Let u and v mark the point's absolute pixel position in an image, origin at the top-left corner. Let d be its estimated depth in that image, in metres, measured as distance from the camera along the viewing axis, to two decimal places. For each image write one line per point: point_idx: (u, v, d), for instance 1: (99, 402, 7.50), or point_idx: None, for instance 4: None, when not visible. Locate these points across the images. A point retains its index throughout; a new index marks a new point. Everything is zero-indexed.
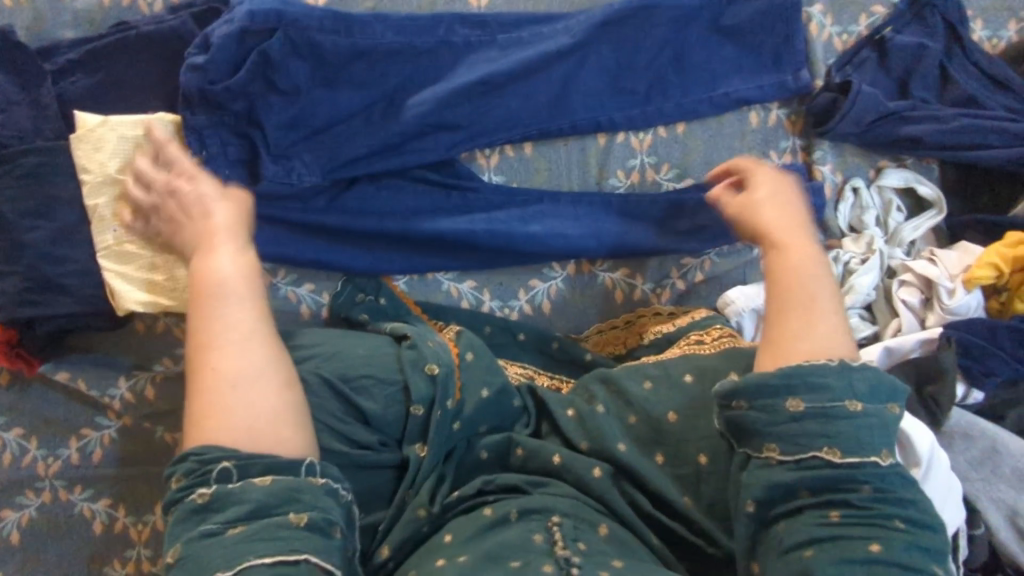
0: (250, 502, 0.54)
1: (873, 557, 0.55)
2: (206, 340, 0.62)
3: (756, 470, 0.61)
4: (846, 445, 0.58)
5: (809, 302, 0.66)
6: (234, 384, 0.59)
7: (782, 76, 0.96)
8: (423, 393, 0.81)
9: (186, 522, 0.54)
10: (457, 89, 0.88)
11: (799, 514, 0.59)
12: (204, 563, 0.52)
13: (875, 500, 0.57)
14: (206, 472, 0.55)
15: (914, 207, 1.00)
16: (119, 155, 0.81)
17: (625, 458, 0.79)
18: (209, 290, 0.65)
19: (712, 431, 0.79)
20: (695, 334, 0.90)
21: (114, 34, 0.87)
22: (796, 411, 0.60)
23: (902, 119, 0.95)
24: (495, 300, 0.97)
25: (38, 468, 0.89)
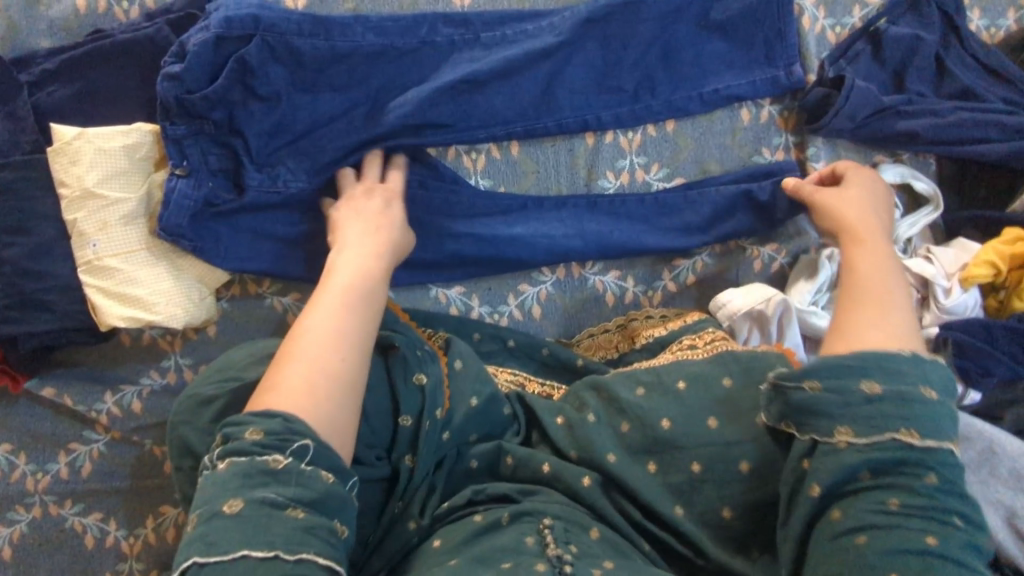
0: (315, 490, 0.58)
1: (929, 549, 0.59)
2: (333, 326, 0.68)
3: (825, 455, 0.65)
4: (924, 427, 0.63)
5: (883, 301, 0.73)
6: (338, 382, 0.65)
7: (775, 71, 0.94)
8: (412, 404, 0.81)
9: (249, 480, 0.57)
10: (440, 86, 0.86)
11: (858, 499, 0.63)
12: (262, 531, 0.54)
13: (936, 491, 0.62)
14: (286, 441, 0.59)
15: (910, 203, 0.97)
16: (97, 167, 0.79)
17: (616, 469, 0.78)
18: (358, 290, 0.73)
19: (705, 439, 0.78)
20: (687, 339, 0.89)
21: (90, 43, 0.85)
22: (872, 394, 0.64)
23: (899, 114, 0.93)
24: (484, 306, 0.96)
25: (28, 483, 0.88)
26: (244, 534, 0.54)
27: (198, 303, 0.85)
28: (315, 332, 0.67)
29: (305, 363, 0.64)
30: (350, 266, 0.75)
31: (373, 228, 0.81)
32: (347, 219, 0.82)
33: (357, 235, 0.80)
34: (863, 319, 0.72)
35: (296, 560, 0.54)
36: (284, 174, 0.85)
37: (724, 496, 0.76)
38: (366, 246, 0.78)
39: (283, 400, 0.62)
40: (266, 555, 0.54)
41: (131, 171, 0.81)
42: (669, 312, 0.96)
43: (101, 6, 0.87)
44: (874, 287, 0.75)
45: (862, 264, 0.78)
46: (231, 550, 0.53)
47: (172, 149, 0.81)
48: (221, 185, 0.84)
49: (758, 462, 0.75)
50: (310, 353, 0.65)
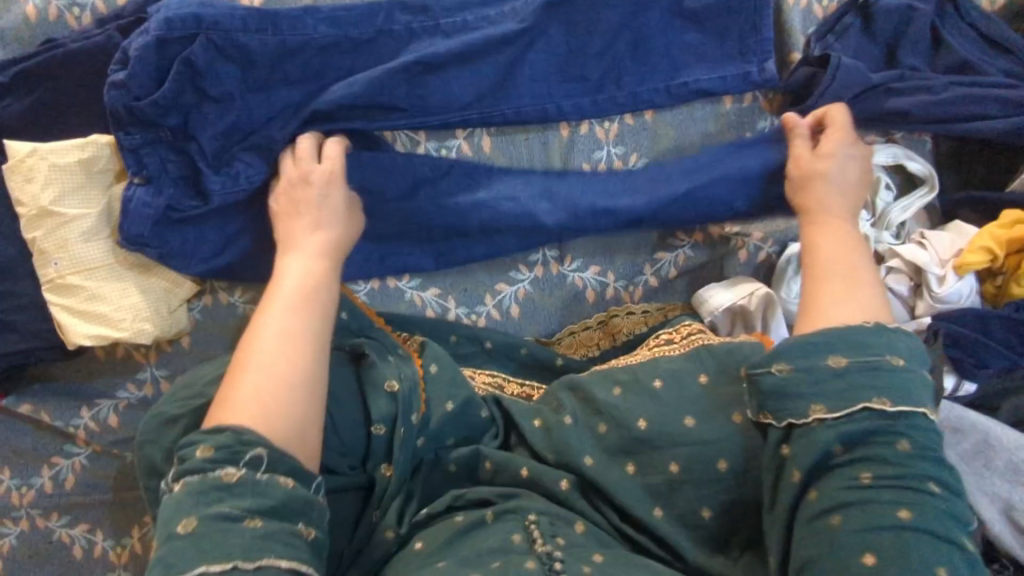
0: (272, 498, 0.56)
1: (903, 523, 0.55)
2: (285, 331, 0.66)
3: (801, 439, 0.61)
4: (894, 393, 0.60)
5: (851, 278, 0.70)
6: (297, 387, 0.63)
7: (747, 66, 0.89)
8: (383, 410, 0.77)
9: (203, 496, 0.55)
10: (392, 69, 0.82)
11: (832, 477, 0.60)
12: (218, 544, 0.52)
13: (910, 459, 0.58)
14: (238, 453, 0.57)
15: (904, 185, 0.93)
16: (53, 184, 0.78)
17: (591, 471, 0.76)
18: (309, 291, 0.71)
19: (684, 438, 0.74)
20: (665, 334, 0.88)
21: (40, 53, 0.82)
22: (839, 368, 0.62)
23: (888, 92, 0.88)
24: (461, 307, 0.94)
25: (13, 498, 0.89)
26: (200, 550, 0.52)
27: (167, 315, 0.83)
28: (267, 339, 0.65)
29: (260, 372, 0.62)
30: (297, 268, 0.73)
31: (319, 222, 0.77)
32: (291, 216, 0.78)
33: (302, 231, 0.77)
34: (830, 298, 0.69)
35: (258, 565, 0.52)
36: (240, 171, 0.81)
37: (703, 496, 0.73)
38: (313, 241, 0.76)
39: (239, 411, 0.60)
40: (224, 568, 0.51)
41: (89, 186, 0.80)
42: (651, 308, 0.94)
43: (51, 14, 0.84)
44: (842, 266, 0.71)
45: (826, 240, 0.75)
46: (189, 568, 0.51)
47: (129, 159, 0.79)
48: (183, 192, 0.81)
49: (736, 462, 0.73)
50: (261, 362, 0.63)
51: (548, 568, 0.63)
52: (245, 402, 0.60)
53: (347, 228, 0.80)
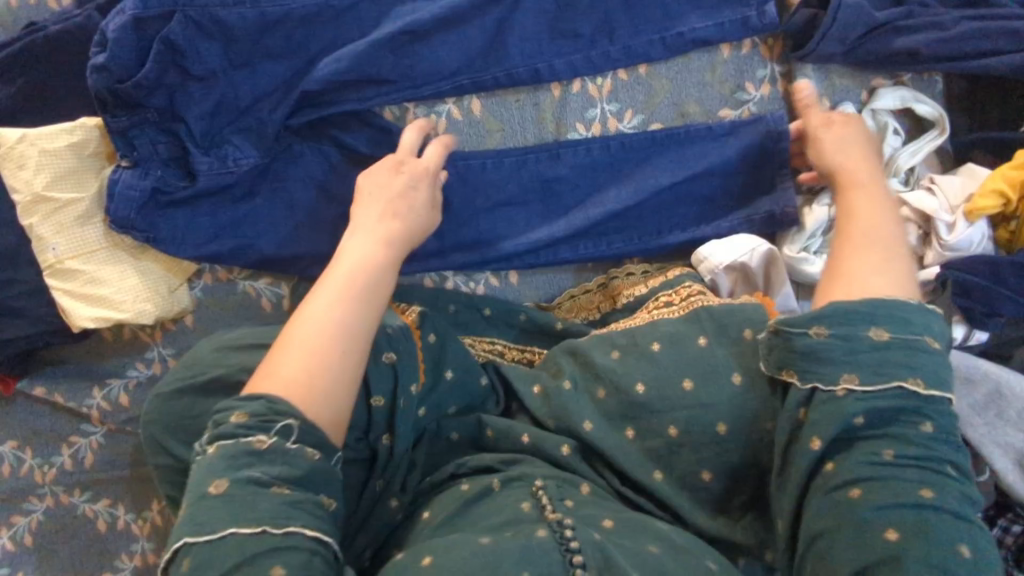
0: (301, 467, 0.55)
1: (922, 503, 0.55)
2: (336, 314, 0.63)
3: (826, 405, 0.60)
4: (929, 376, 0.60)
5: (886, 248, 0.68)
6: (342, 370, 0.61)
7: (746, 11, 0.86)
8: (384, 384, 0.75)
9: (233, 461, 0.54)
10: (377, 40, 0.81)
11: (853, 450, 0.59)
12: (247, 507, 0.52)
13: (932, 439, 0.58)
14: (271, 421, 0.56)
15: (913, 129, 0.90)
16: (45, 170, 0.78)
17: (592, 437, 0.76)
18: (365, 277, 0.67)
19: (684, 402, 0.74)
20: (663, 296, 0.86)
21: (24, 38, 0.81)
22: (880, 341, 0.60)
23: (895, 31, 0.84)
24: (460, 275, 0.92)
25: (36, 476, 0.92)
26: (230, 513, 0.52)
27: (167, 296, 0.84)
28: (317, 318, 0.63)
29: (300, 350, 0.60)
30: (355, 252, 0.69)
31: (387, 210, 0.74)
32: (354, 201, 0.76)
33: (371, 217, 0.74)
34: (863, 265, 0.67)
35: (285, 533, 0.52)
36: (227, 154, 0.81)
37: (702, 459, 0.73)
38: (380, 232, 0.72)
39: (280, 384, 0.58)
40: (252, 531, 0.51)
41: (82, 169, 0.80)
42: (652, 267, 0.92)
43: None
44: (875, 234, 0.70)
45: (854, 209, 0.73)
46: (219, 528, 0.51)
47: (118, 142, 0.79)
48: (172, 172, 0.81)
49: (735, 423, 0.72)
50: (308, 336, 0.61)
51: (560, 536, 0.61)
52: (286, 376, 0.59)
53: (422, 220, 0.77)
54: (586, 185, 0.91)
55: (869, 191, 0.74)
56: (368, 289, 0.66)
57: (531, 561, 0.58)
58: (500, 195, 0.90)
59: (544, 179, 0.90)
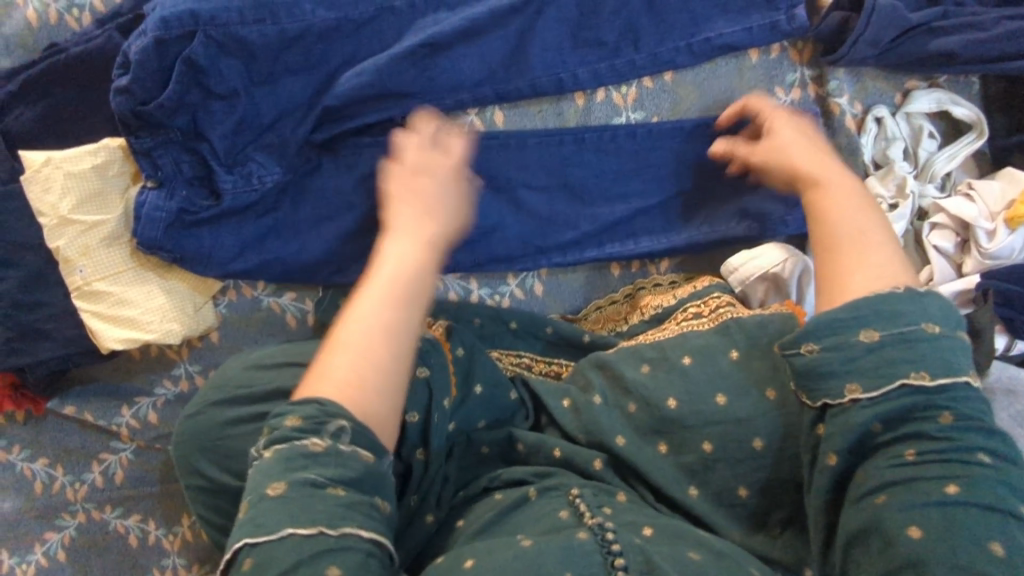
0: (354, 469, 0.52)
1: (951, 499, 0.52)
2: (377, 317, 0.60)
3: (836, 419, 0.58)
4: (934, 367, 0.56)
5: (864, 240, 0.65)
6: (385, 373, 0.58)
7: (775, 15, 0.83)
8: (419, 400, 0.74)
9: (289, 464, 0.52)
10: (398, 54, 0.79)
11: (876, 456, 0.56)
12: (307, 509, 0.50)
13: (954, 432, 0.55)
14: (323, 423, 0.53)
15: (951, 132, 0.87)
16: (70, 192, 0.78)
17: (625, 451, 0.75)
18: (406, 280, 0.63)
19: (717, 417, 0.73)
20: (692, 307, 0.85)
21: (46, 59, 0.81)
22: (871, 342, 0.57)
23: (931, 32, 0.81)
24: (485, 288, 0.91)
25: (68, 493, 0.92)
26: (290, 515, 0.49)
27: (193, 314, 0.84)
28: (360, 323, 0.59)
29: (343, 357, 0.57)
30: (396, 252, 0.65)
31: (422, 216, 0.69)
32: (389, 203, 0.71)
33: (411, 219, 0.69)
34: (844, 264, 0.64)
35: (340, 534, 0.50)
36: (250, 172, 0.80)
37: (739, 475, 0.71)
38: (423, 233, 0.68)
39: (330, 390, 0.56)
40: (310, 533, 0.49)
41: (106, 191, 0.80)
42: (679, 278, 0.91)
43: (52, 16, 0.83)
44: (857, 225, 0.66)
45: (830, 209, 0.68)
46: (278, 530, 0.49)
47: (144, 163, 0.78)
48: (196, 191, 0.81)
49: (772, 438, 0.71)
50: (359, 337, 0.58)
51: (601, 539, 0.61)
52: (336, 376, 0.57)
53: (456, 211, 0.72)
54: (613, 194, 0.89)
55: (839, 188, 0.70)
56: (409, 290, 0.63)
57: (573, 562, 0.58)
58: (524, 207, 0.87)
59: (568, 187, 0.88)
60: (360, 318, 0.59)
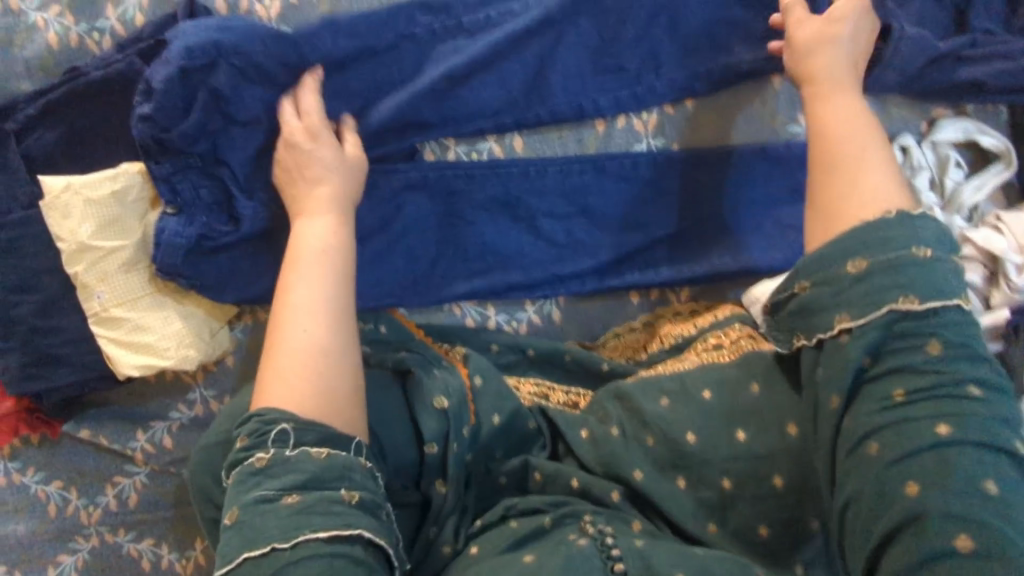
0: (307, 472, 0.57)
1: (942, 439, 0.54)
2: (309, 302, 0.67)
3: (830, 353, 0.60)
4: (922, 290, 0.57)
5: (863, 156, 0.67)
6: (329, 359, 0.64)
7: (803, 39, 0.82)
8: (436, 429, 0.74)
9: (243, 485, 0.57)
10: (420, 89, 0.79)
11: (863, 399, 0.58)
12: (257, 529, 0.54)
13: (943, 364, 0.57)
14: (266, 435, 0.59)
15: (976, 160, 0.86)
16: (89, 218, 0.78)
17: (643, 486, 0.73)
18: (329, 258, 0.70)
19: (737, 453, 0.71)
20: (712, 338, 0.83)
21: (66, 82, 0.81)
22: (859, 272, 0.60)
23: (959, 61, 0.81)
24: (501, 314, 0.90)
25: (82, 516, 0.92)
26: (244, 539, 0.54)
27: (209, 339, 0.84)
28: (296, 313, 0.66)
29: (286, 357, 0.64)
30: (314, 236, 0.72)
31: (338, 197, 0.75)
32: (293, 189, 0.76)
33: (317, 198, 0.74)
34: (839, 182, 0.66)
35: (293, 545, 0.53)
36: (270, 198, 0.80)
37: (758, 512, 0.70)
38: (335, 208, 0.74)
39: (279, 397, 0.61)
40: (265, 551, 0.53)
41: (124, 218, 0.79)
42: (698, 307, 0.90)
43: (72, 40, 0.83)
44: (851, 148, 0.67)
45: (832, 120, 0.70)
46: (236, 555, 0.53)
47: (163, 189, 0.78)
48: (216, 217, 0.80)
49: (791, 475, 0.70)
50: (298, 342, 0.64)
51: (601, 544, 0.65)
52: (278, 388, 0.62)
53: (348, 173, 0.77)
54: (633, 221, 0.88)
55: (842, 104, 0.70)
56: (325, 266, 0.70)
57: (574, 568, 0.62)
58: (542, 233, 0.87)
59: (587, 214, 0.87)
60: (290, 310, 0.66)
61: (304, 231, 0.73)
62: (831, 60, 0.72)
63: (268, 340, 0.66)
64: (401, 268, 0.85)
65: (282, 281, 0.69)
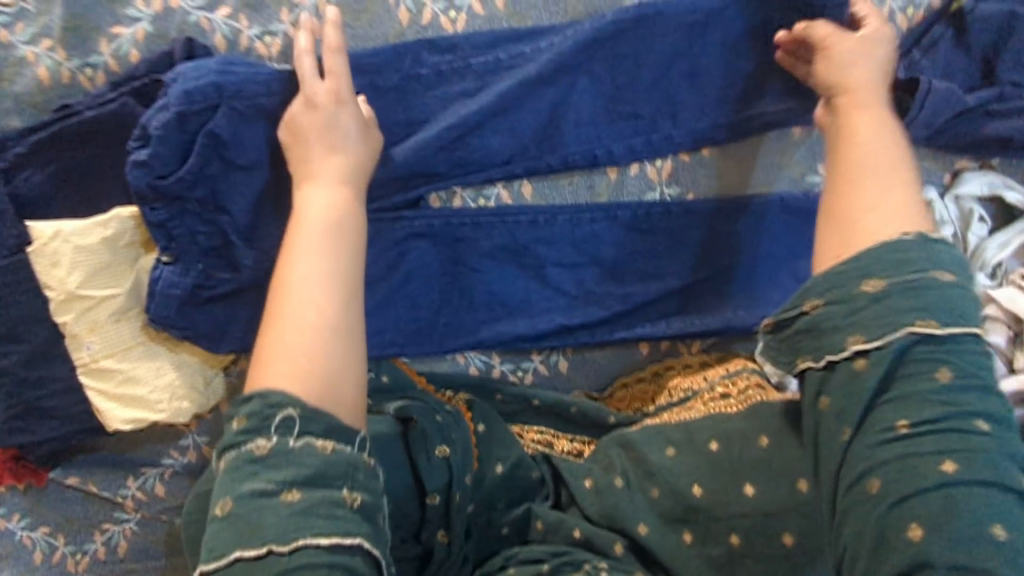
0: (311, 466, 0.49)
1: (948, 478, 0.49)
2: (318, 269, 0.58)
3: (841, 379, 0.54)
4: (942, 314, 0.52)
5: (886, 172, 0.62)
6: (339, 335, 0.55)
7: None
8: (438, 478, 0.70)
9: (238, 474, 0.49)
10: (428, 140, 0.77)
11: (866, 431, 0.52)
12: (253, 527, 0.47)
13: (952, 395, 0.51)
14: (268, 419, 0.50)
15: (1001, 216, 0.84)
16: (79, 266, 0.75)
17: (647, 540, 0.70)
18: (339, 223, 0.62)
19: (749, 509, 0.68)
20: (719, 387, 0.80)
21: (56, 122, 0.77)
22: (875, 293, 0.54)
23: (986, 114, 0.78)
24: (507, 363, 0.87)
25: (69, 565, 0.88)
26: (238, 534, 0.47)
27: (203, 388, 0.80)
28: (301, 281, 0.57)
29: (290, 329, 0.55)
30: (319, 200, 0.64)
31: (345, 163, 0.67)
32: (298, 151, 0.68)
33: (322, 162, 0.67)
34: (857, 195, 0.61)
35: (292, 550, 0.46)
36: (270, 246, 0.77)
37: (770, 572, 0.66)
38: (342, 175, 0.66)
39: (278, 377, 0.53)
40: (259, 552, 0.47)
41: (115, 264, 0.76)
42: (710, 359, 0.87)
43: (64, 76, 0.79)
44: (879, 162, 0.62)
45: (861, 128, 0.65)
46: (227, 553, 0.47)
47: (157, 235, 0.73)
48: (212, 264, 0.76)
49: (804, 534, 0.66)
50: (305, 313, 0.56)
51: None
52: (281, 367, 0.53)
53: (365, 145, 0.70)
54: (645, 269, 0.85)
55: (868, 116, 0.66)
56: (336, 230, 0.61)
57: None
58: (550, 282, 0.85)
59: (598, 263, 0.85)
60: (295, 275, 0.58)
61: (308, 196, 0.64)
62: (861, 65, 0.69)
63: (268, 312, 0.57)
64: (404, 317, 0.82)
65: (286, 244, 0.61)
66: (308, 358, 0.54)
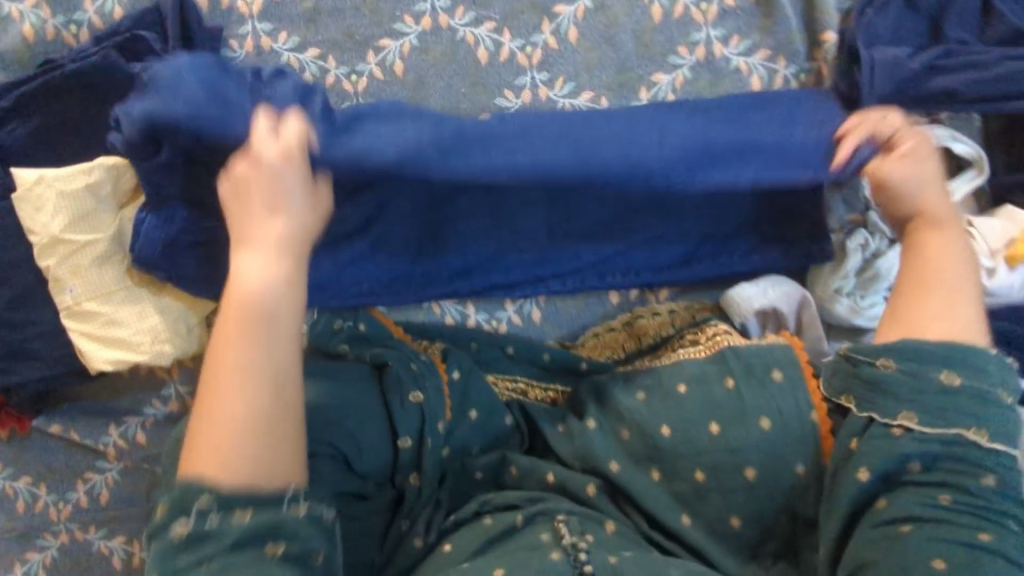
0: (232, 535, 0.53)
1: (980, 544, 0.56)
2: (243, 358, 0.57)
3: (878, 440, 0.61)
4: (995, 428, 0.60)
5: (953, 290, 0.67)
6: (258, 435, 0.56)
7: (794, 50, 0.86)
8: (410, 424, 0.73)
9: (166, 553, 0.53)
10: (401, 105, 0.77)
11: (907, 490, 0.60)
12: None
13: (992, 494, 0.58)
14: (188, 502, 0.53)
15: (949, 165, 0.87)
16: (61, 212, 0.77)
17: (619, 478, 0.73)
18: (268, 308, 0.59)
19: (711, 445, 0.70)
20: (689, 336, 0.84)
21: (40, 76, 0.80)
22: (949, 386, 0.61)
23: (932, 71, 0.81)
24: (481, 313, 0.90)
25: (51, 513, 0.90)
26: None
27: (185, 334, 0.82)
28: (230, 368, 0.57)
29: (210, 418, 0.56)
30: (252, 272, 0.61)
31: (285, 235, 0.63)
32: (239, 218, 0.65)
33: (260, 226, 0.63)
34: (925, 304, 0.67)
35: None
36: None
37: (732, 504, 0.69)
38: (281, 240, 0.62)
39: (201, 465, 0.55)
40: None
41: (98, 211, 0.78)
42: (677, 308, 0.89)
43: (48, 32, 0.82)
44: (942, 278, 0.67)
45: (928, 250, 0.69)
46: None
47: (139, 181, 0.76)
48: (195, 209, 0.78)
49: (766, 467, 0.68)
50: (225, 405, 0.56)
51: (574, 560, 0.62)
52: (205, 454, 0.55)
53: (311, 206, 0.66)
54: (615, 222, 0.88)
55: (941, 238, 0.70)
56: (268, 312, 0.59)
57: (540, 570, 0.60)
58: (523, 236, 0.87)
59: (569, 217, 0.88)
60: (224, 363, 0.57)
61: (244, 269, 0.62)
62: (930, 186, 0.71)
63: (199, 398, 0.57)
64: (381, 266, 0.86)
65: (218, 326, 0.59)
66: (228, 457, 0.55)
